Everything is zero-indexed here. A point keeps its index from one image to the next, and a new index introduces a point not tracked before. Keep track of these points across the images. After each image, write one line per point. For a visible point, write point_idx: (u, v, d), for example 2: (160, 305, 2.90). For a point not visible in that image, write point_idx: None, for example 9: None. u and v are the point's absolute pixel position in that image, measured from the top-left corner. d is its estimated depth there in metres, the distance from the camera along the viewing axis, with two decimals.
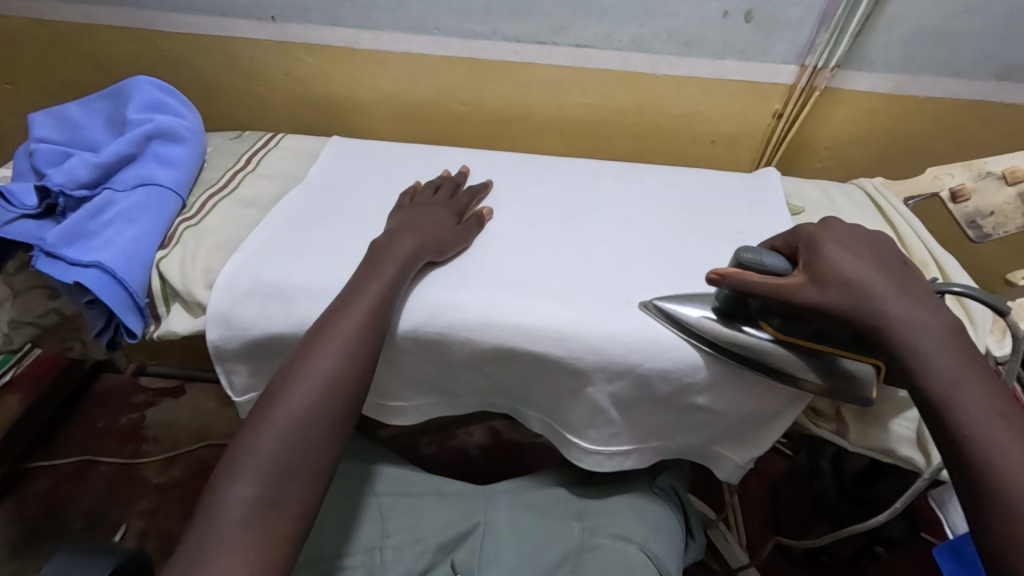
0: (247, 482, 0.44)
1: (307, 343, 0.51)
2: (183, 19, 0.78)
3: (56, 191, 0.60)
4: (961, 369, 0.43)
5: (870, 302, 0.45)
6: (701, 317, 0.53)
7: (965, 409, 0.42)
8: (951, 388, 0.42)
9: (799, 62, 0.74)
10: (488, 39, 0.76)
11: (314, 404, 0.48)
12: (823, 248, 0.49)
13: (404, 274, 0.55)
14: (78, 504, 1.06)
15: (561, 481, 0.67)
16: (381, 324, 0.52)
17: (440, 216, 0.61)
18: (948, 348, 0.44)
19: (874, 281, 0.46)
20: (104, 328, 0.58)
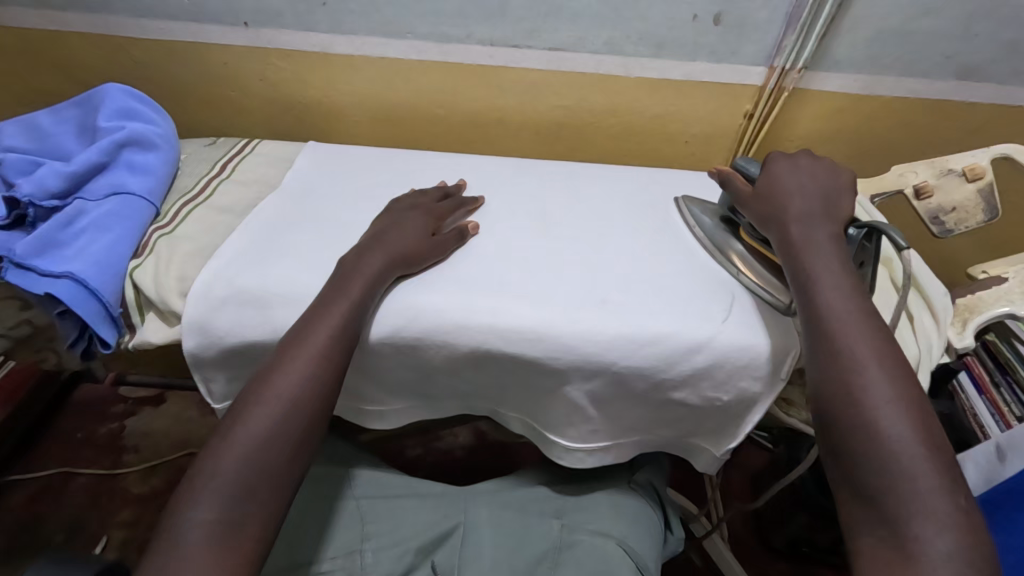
0: (208, 504, 0.44)
1: (273, 362, 0.51)
2: (155, 25, 0.77)
3: (26, 202, 0.60)
4: (853, 332, 0.46)
5: (775, 220, 0.55)
6: (701, 213, 0.66)
7: (850, 370, 0.45)
8: (839, 349, 0.46)
9: (768, 64, 0.76)
10: (463, 43, 0.76)
11: (278, 423, 0.48)
12: (767, 178, 0.58)
13: (373, 290, 0.55)
14: (57, 517, 1.05)
15: (542, 479, 0.68)
16: (347, 340, 0.52)
17: (415, 227, 0.61)
18: (844, 311, 0.48)
19: (790, 201, 0.56)
20: (78, 338, 0.57)
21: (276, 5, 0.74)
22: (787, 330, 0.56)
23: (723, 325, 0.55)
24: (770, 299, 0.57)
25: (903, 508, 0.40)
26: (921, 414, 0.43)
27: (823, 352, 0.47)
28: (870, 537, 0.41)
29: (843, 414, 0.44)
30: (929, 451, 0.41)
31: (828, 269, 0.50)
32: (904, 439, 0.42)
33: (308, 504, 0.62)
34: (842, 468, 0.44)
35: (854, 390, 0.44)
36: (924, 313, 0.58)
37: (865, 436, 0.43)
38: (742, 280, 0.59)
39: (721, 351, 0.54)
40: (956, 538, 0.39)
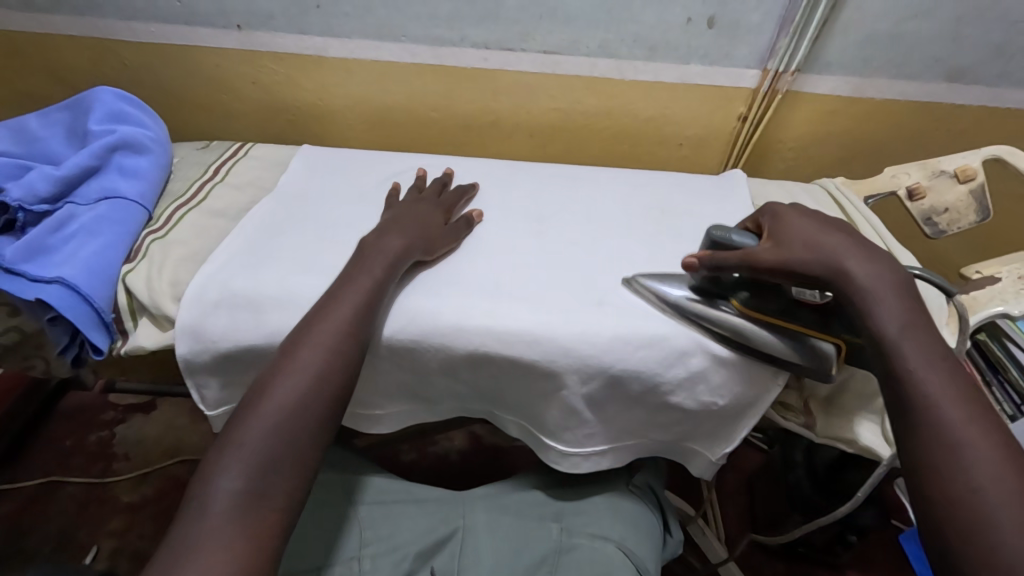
0: (236, 472, 0.43)
1: (296, 337, 0.50)
2: (146, 28, 0.77)
3: (14, 206, 0.59)
4: (938, 388, 0.44)
5: (828, 265, 0.49)
6: (675, 292, 0.56)
7: (942, 427, 0.42)
8: (925, 408, 0.43)
9: (761, 66, 0.76)
10: (457, 46, 0.76)
11: (304, 396, 0.47)
12: (784, 222, 0.52)
13: (392, 271, 0.55)
14: (45, 528, 1.03)
15: (540, 483, 0.68)
16: (369, 318, 0.52)
17: (430, 216, 0.62)
18: (927, 365, 0.44)
19: (833, 244, 0.50)
20: (69, 344, 0.56)
21: (268, 8, 0.74)
22: None
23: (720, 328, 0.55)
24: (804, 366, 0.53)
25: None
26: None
27: (908, 409, 0.44)
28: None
29: (938, 472, 0.41)
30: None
31: (902, 315, 0.47)
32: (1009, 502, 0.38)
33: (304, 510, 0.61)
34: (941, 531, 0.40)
35: (938, 434, 0.42)
36: None
37: (967, 499, 0.39)
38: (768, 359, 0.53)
39: (717, 353, 0.54)
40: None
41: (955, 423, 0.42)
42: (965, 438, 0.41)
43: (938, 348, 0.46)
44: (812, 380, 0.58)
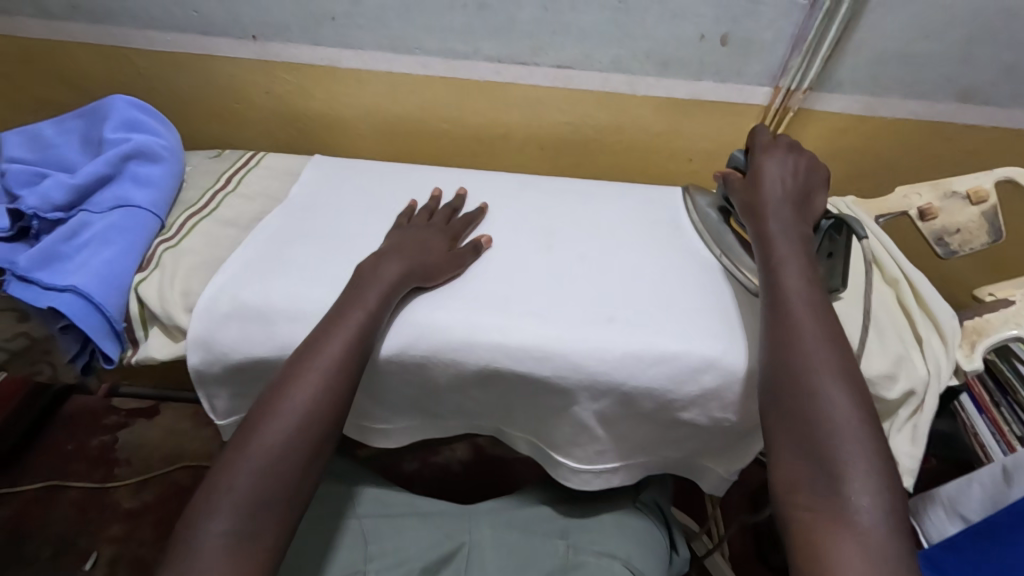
0: (223, 515, 0.44)
1: (286, 373, 0.50)
2: (161, 37, 0.77)
3: (30, 214, 0.59)
4: (812, 321, 0.49)
5: (755, 210, 0.59)
6: (704, 202, 0.71)
7: (806, 355, 0.48)
8: (796, 335, 0.49)
9: (773, 83, 0.76)
10: (470, 59, 0.76)
11: (292, 434, 0.47)
12: (760, 163, 0.61)
13: (388, 299, 0.54)
14: (45, 533, 1.03)
15: (546, 498, 0.68)
16: (360, 350, 0.51)
17: (435, 242, 0.61)
18: (804, 301, 0.51)
19: (771, 193, 0.59)
20: (79, 352, 0.56)
21: (283, 18, 0.74)
22: None
23: (731, 344, 0.55)
24: (742, 279, 0.61)
25: (847, 478, 0.42)
26: (866, 397, 0.46)
27: (782, 338, 0.49)
28: (809, 504, 0.43)
29: (796, 393, 0.46)
30: (868, 429, 0.44)
31: (796, 260, 0.54)
32: (849, 419, 0.44)
33: (309, 522, 0.61)
34: (789, 440, 0.45)
35: (811, 379, 0.47)
36: (933, 338, 0.58)
37: (813, 414, 0.45)
38: (722, 262, 0.64)
39: (728, 372, 0.54)
40: (889, 502, 0.41)
41: (816, 351, 0.48)
42: (823, 365, 0.47)
43: (829, 321, 0.50)
44: None
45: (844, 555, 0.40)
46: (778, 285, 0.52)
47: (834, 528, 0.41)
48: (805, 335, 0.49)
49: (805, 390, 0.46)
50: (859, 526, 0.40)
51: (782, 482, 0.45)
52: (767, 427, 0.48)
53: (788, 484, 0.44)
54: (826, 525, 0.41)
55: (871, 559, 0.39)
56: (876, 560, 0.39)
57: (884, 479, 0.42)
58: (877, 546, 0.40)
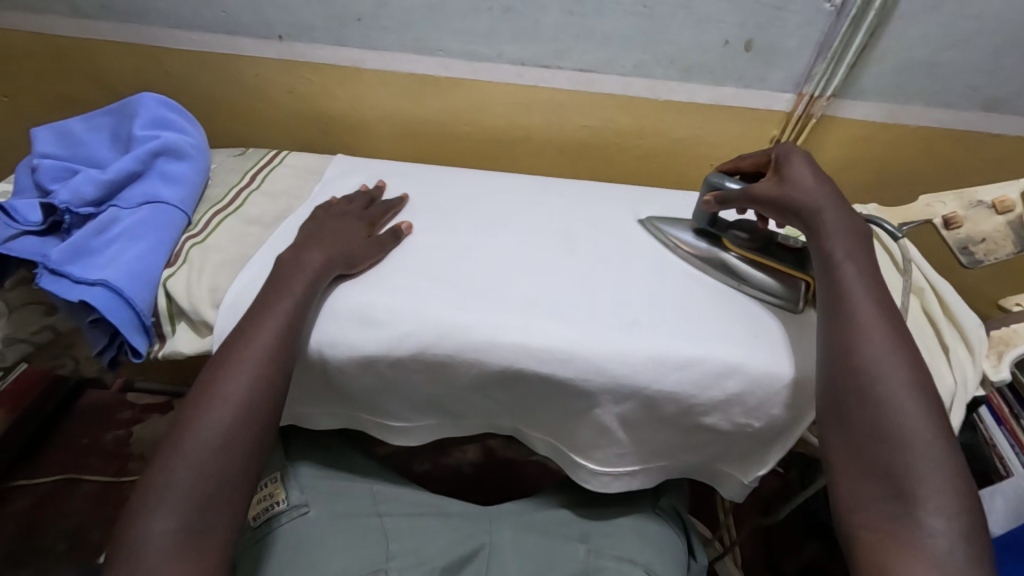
0: (167, 513, 0.44)
1: (212, 372, 0.50)
2: (188, 36, 0.78)
3: (62, 209, 0.59)
4: (876, 330, 0.50)
5: (805, 211, 0.56)
6: (680, 232, 0.66)
7: (872, 369, 0.48)
8: (859, 345, 0.49)
9: (797, 90, 0.76)
10: (493, 62, 0.77)
11: (229, 427, 0.48)
12: (794, 167, 0.59)
13: (314, 287, 0.55)
14: (60, 525, 1.04)
15: (565, 501, 0.68)
16: (290, 339, 0.52)
17: (353, 229, 0.61)
18: (865, 308, 0.51)
19: (817, 194, 0.57)
20: (106, 346, 0.57)
21: (309, 19, 0.75)
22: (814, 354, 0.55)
23: (754, 348, 0.55)
24: (775, 300, 0.60)
25: (917, 493, 0.44)
26: (936, 408, 0.47)
27: (843, 346, 0.50)
28: (877, 519, 0.44)
29: (862, 406, 0.47)
30: (937, 443, 0.45)
31: (852, 265, 0.54)
32: (916, 434, 0.46)
33: (330, 519, 0.61)
34: (854, 453, 0.47)
35: (876, 395, 0.47)
36: (960, 347, 0.58)
37: (881, 428, 0.46)
38: (746, 289, 0.61)
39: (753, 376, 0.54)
40: (960, 518, 0.43)
41: (881, 362, 0.48)
42: (889, 378, 0.48)
43: (892, 331, 0.50)
44: None
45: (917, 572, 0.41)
46: (838, 295, 0.52)
47: (904, 543, 0.43)
48: (868, 343, 0.49)
49: (871, 403, 0.47)
50: (931, 546, 0.42)
51: (847, 494, 0.47)
52: (829, 439, 0.49)
53: (853, 496, 0.46)
54: (894, 540, 0.43)
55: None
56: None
57: (953, 494, 0.44)
58: (949, 564, 0.41)
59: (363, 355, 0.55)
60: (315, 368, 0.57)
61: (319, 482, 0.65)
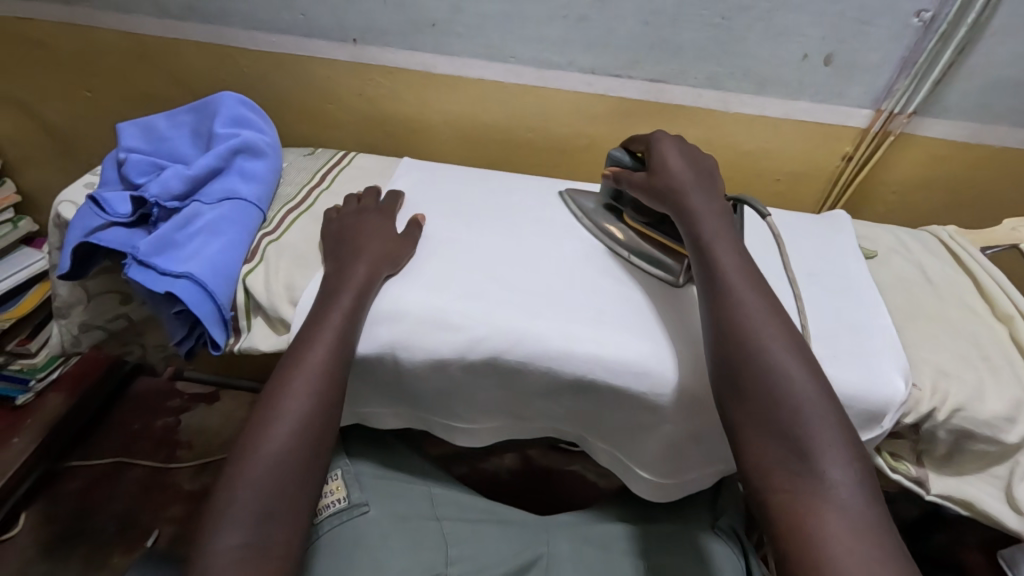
0: (233, 530, 0.45)
1: (273, 391, 0.51)
2: (266, 38, 0.80)
3: (151, 202, 0.61)
4: (750, 300, 0.51)
5: (673, 195, 0.58)
6: (589, 203, 0.69)
7: (757, 333, 0.49)
8: (740, 315, 0.50)
9: (875, 106, 0.74)
10: (563, 69, 0.77)
11: (290, 442, 0.49)
12: (662, 151, 0.61)
13: (364, 300, 0.55)
14: (110, 508, 1.06)
15: (622, 516, 0.66)
16: (343, 355, 0.53)
17: (380, 227, 0.62)
18: (739, 280, 0.52)
19: (681, 177, 0.59)
20: (185, 337, 0.58)
21: (383, 24, 0.76)
22: (903, 374, 0.53)
23: (843, 367, 0.53)
24: (660, 274, 0.61)
25: (818, 451, 0.44)
26: (814, 365, 0.48)
27: (727, 317, 0.50)
28: (784, 482, 0.44)
29: (749, 370, 0.48)
30: (823, 396, 0.46)
31: (721, 240, 0.55)
32: (807, 392, 0.46)
33: (389, 519, 0.60)
34: (750, 422, 0.46)
35: (762, 357, 0.48)
36: None
37: (774, 393, 0.46)
38: (635, 261, 0.63)
39: (841, 398, 0.52)
40: (858, 465, 0.44)
41: (761, 325, 0.49)
42: (773, 342, 0.48)
43: (765, 294, 0.52)
44: (931, 436, 0.54)
45: (832, 526, 0.41)
46: (711, 265, 0.54)
47: (815, 501, 0.42)
48: (748, 310, 0.50)
49: (760, 369, 0.47)
50: (835, 494, 0.42)
51: (752, 462, 0.46)
52: (726, 412, 0.48)
53: (760, 463, 0.45)
54: (804, 500, 0.43)
55: (854, 526, 0.41)
56: (858, 525, 0.41)
57: (850, 445, 0.44)
58: (857, 518, 0.42)
59: (436, 358, 0.55)
60: (387, 369, 0.57)
61: (377, 480, 0.65)
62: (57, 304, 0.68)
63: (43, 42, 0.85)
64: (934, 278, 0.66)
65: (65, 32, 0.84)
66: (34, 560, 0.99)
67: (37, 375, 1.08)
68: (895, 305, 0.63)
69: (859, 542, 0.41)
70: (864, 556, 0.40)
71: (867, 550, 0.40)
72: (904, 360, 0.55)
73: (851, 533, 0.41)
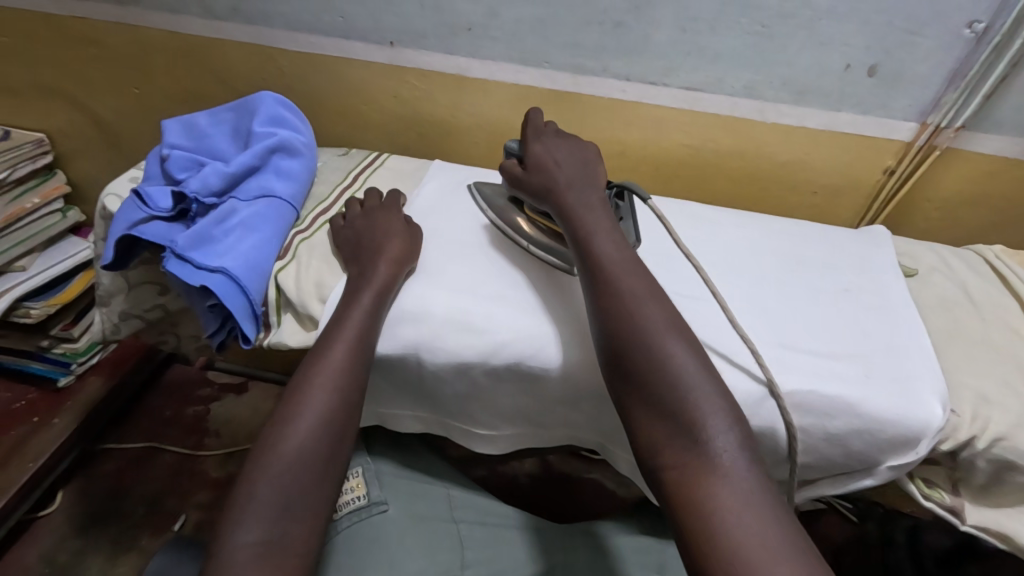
0: (253, 525, 0.45)
1: (296, 389, 0.52)
2: (305, 39, 0.82)
3: (191, 198, 0.63)
4: (630, 281, 0.51)
5: (552, 192, 0.58)
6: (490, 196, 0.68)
7: (640, 315, 0.49)
8: (622, 297, 0.50)
9: (920, 120, 0.72)
10: (597, 75, 0.77)
11: (310, 439, 0.49)
12: (536, 145, 0.62)
13: (383, 299, 0.56)
14: (140, 491, 1.09)
15: (642, 528, 0.65)
16: (363, 354, 0.53)
17: (391, 224, 0.63)
18: (619, 261, 0.52)
19: (557, 171, 0.59)
20: (217, 331, 0.60)
21: (420, 27, 0.77)
22: (940, 400, 0.51)
23: (874, 389, 0.51)
24: (558, 263, 0.60)
25: (708, 434, 0.43)
26: (695, 344, 0.48)
27: (612, 308, 0.50)
28: (674, 461, 0.44)
29: (636, 354, 0.47)
30: (709, 382, 0.46)
31: (601, 228, 0.55)
32: (692, 371, 0.46)
33: (406, 518, 0.61)
34: (643, 412, 0.46)
35: (647, 339, 0.47)
36: None
37: (660, 372, 0.46)
38: (533, 250, 0.62)
39: (873, 422, 0.50)
40: (740, 433, 0.44)
41: (641, 307, 0.49)
42: (653, 324, 0.48)
43: (643, 276, 0.52)
44: (970, 465, 0.52)
45: (724, 505, 0.40)
46: (590, 249, 0.53)
47: (703, 474, 0.42)
48: (631, 300, 0.50)
49: (645, 351, 0.47)
50: (720, 465, 0.42)
51: (648, 450, 0.45)
52: (620, 398, 0.48)
53: (655, 451, 0.45)
54: (694, 475, 0.42)
55: (740, 493, 0.41)
56: (747, 493, 0.41)
57: (739, 428, 0.44)
58: (746, 484, 0.41)
59: (459, 361, 0.55)
60: (412, 370, 0.58)
61: (396, 478, 0.65)
62: (99, 293, 0.71)
63: (97, 40, 0.89)
64: (976, 297, 0.64)
65: (117, 31, 0.87)
66: (69, 537, 1.02)
67: (78, 359, 1.12)
68: (934, 327, 0.60)
69: (750, 508, 0.40)
70: (749, 520, 0.39)
71: (752, 514, 0.39)
72: (943, 384, 0.52)
73: (739, 499, 0.40)
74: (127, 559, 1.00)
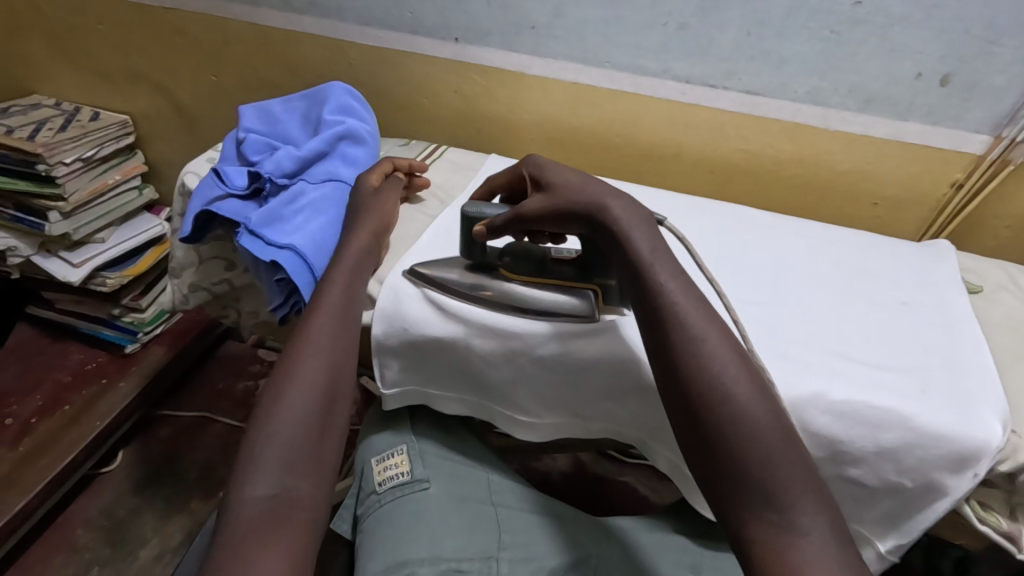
0: (261, 481, 0.46)
1: (289, 356, 0.53)
2: (374, 33, 0.86)
3: (265, 177, 0.67)
4: (709, 332, 0.46)
5: (592, 211, 0.53)
6: (448, 270, 0.61)
7: (715, 366, 0.45)
8: (699, 351, 0.45)
9: (994, 133, 0.70)
10: (657, 77, 0.77)
11: (311, 403, 0.51)
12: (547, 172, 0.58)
13: (356, 275, 0.60)
14: (191, 457, 1.15)
15: (678, 527, 0.65)
16: (347, 321, 0.57)
17: (385, 200, 0.66)
18: (693, 310, 0.48)
19: (584, 185, 0.55)
20: (281, 304, 0.63)
21: (486, 25, 0.80)
22: (1001, 418, 0.50)
23: (930, 406, 0.50)
24: (568, 313, 0.57)
25: (796, 513, 0.40)
26: (775, 403, 0.44)
27: (687, 364, 0.45)
28: (762, 533, 0.40)
29: (715, 418, 0.43)
30: (784, 439, 0.42)
31: (658, 260, 0.50)
32: (772, 434, 0.42)
33: (444, 497, 0.63)
34: (715, 464, 0.42)
35: (721, 398, 0.44)
36: None
37: (741, 439, 0.42)
38: (534, 312, 0.58)
39: (929, 437, 0.49)
40: (829, 510, 0.40)
41: (717, 359, 0.45)
42: (733, 381, 0.44)
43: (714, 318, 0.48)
44: None
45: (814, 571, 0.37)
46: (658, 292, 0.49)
47: (793, 549, 0.38)
48: (701, 341, 0.46)
49: (727, 413, 0.43)
50: (807, 545, 0.38)
51: (726, 508, 0.42)
52: (692, 457, 0.44)
53: (728, 503, 0.42)
54: (780, 552, 0.39)
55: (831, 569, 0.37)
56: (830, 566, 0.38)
57: (830, 510, 0.40)
58: (830, 559, 0.38)
59: (508, 345, 0.58)
60: (460, 353, 0.59)
61: (436, 459, 0.67)
62: (173, 265, 0.76)
63: (183, 30, 0.95)
64: None
65: (203, 21, 0.93)
66: (126, 495, 1.09)
67: (144, 328, 1.20)
68: (999, 348, 0.58)
69: None
70: None
71: None
72: (1005, 405, 0.51)
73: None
74: (178, 520, 1.06)
